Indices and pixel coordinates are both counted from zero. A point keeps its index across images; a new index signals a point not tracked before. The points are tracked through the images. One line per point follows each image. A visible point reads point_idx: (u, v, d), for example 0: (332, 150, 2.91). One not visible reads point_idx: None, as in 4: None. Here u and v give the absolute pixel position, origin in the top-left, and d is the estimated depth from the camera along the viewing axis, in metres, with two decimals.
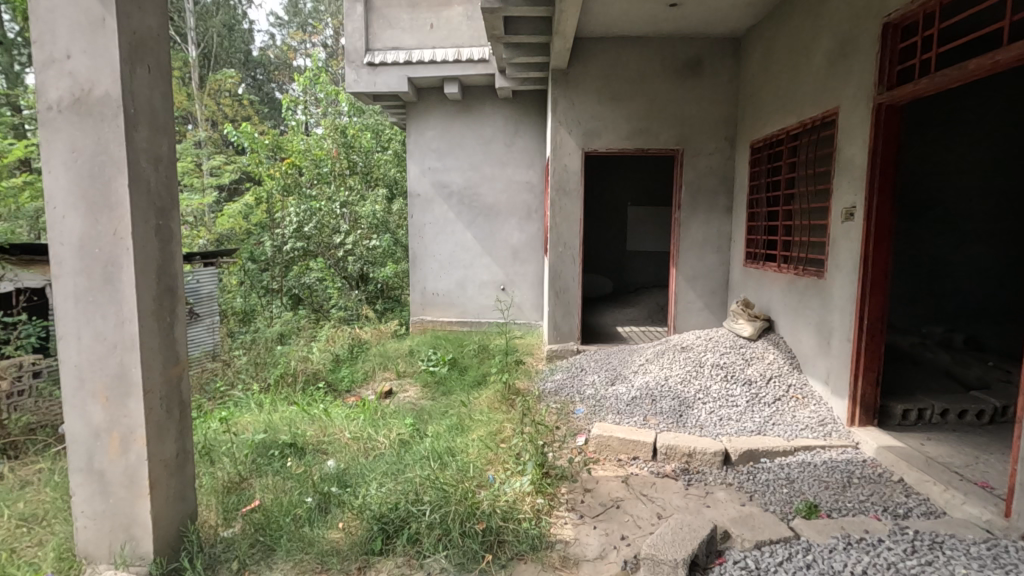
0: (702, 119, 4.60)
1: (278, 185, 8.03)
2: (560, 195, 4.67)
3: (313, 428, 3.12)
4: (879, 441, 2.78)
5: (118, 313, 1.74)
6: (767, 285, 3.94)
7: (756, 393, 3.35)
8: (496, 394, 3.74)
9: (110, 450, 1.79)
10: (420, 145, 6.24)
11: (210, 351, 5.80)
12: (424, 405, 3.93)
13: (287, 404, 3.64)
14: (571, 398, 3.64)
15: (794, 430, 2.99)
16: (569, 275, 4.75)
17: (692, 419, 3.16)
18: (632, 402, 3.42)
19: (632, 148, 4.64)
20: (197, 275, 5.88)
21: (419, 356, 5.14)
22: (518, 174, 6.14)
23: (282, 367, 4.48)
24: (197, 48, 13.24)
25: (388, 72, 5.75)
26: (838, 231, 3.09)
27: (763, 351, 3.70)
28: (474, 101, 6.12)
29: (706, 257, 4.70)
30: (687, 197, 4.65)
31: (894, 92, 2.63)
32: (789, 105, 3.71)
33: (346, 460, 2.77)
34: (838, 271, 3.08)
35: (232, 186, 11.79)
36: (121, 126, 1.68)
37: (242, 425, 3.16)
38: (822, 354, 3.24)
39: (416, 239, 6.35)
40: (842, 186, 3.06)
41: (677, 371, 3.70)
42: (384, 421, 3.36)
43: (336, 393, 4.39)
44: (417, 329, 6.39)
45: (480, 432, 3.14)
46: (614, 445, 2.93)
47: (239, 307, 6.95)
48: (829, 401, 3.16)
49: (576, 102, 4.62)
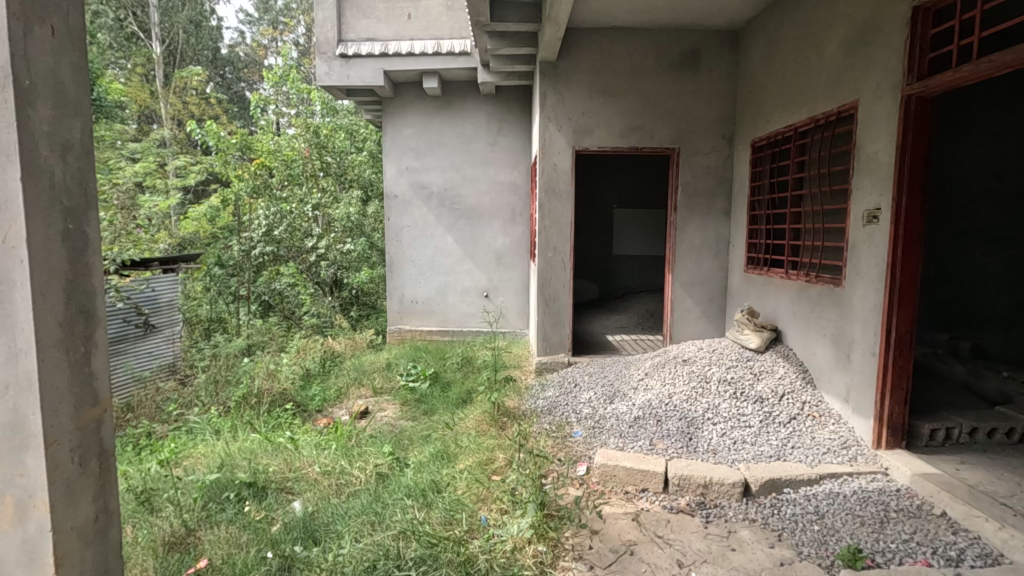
0: (700, 116, 4.33)
1: (246, 186, 7.27)
2: (549, 196, 4.35)
3: (279, 459, 2.71)
4: (912, 466, 2.52)
5: (10, 344, 1.35)
6: (773, 292, 3.68)
7: (769, 411, 3.07)
8: (485, 415, 3.39)
9: (3, 518, 1.39)
10: (397, 143, 5.86)
11: (168, 365, 5.33)
12: (403, 427, 3.58)
13: (249, 431, 3.23)
14: (567, 419, 3.31)
15: (816, 454, 2.71)
16: (559, 282, 4.42)
17: (703, 443, 2.86)
18: (635, 423, 3.11)
19: (626, 147, 4.35)
20: (159, 282, 5.41)
21: (397, 369, 4.75)
22: (502, 174, 5.81)
23: (245, 387, 4.04)
24: (161, 44, 12.66)
25: (362, 64, 5.36)
26: (859, 234, 2.84)
27: (773, 364, 3.43)
28: (455, 97, 5.77)
29: (704, 263, 4.43)
30: (684, 198, 4.38)
31: (928, 82, 2.37)
32: (796, 100, 3.46)
33: (315, 502, 2.40)
34: (859, 279, 2.82)
35: (198, 188, 11.22)
36: (11, 102, 1.29)
37: (193, 461, 2.73)
38: (841, 369, 2.98)
39: (392, 242, 5.96)
40: (862, 187, 2.81)
41: (681, 388, 3.39)
42: (360, 449, 2.99)
43: (306, 414, 3.96)
44: (394, 339, 5.99)
45: (469, 461, 2.80)
46: (620, 475, 2.61)
47: (204, 315, 6.47)
48: (851, 420, 2.90)
49: (566, 97, 4.30)
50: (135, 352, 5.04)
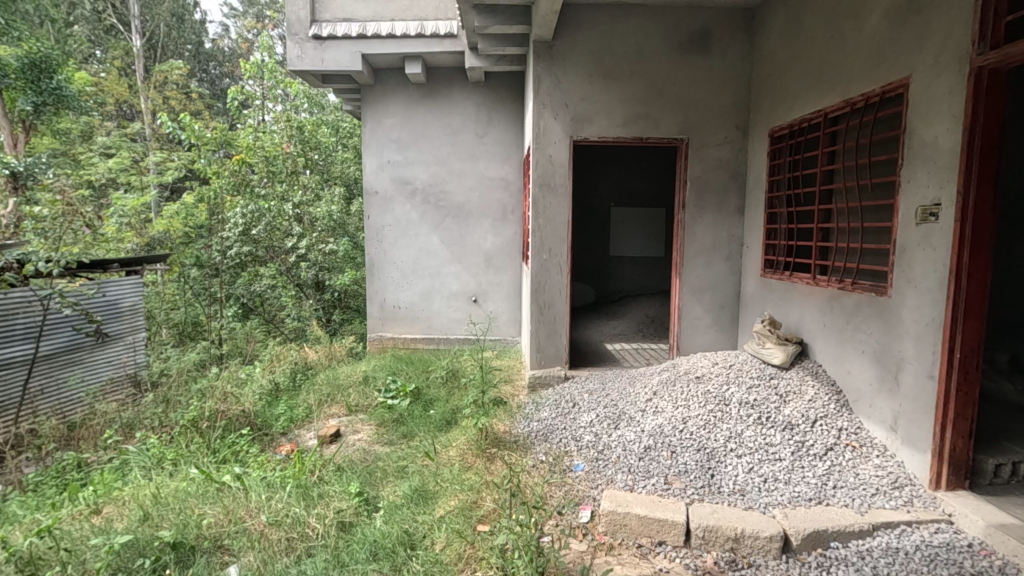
0: (710, 103, 3.90)
1: (226, 183, 6.87)
2: (544, 191, 3.89)
3: (217, 507, 2.22)
4: (984, 513, 2.09)
5: None
6: (798, 300, 3.25)
7: (801, 441, 2.64)
8: (470, 444, 2.94)
9: None
10: (377, 134, 5.38)
11: (128, 376, 4.79)
12: (379, 454, 3.14)
13: (192, 466, 2.77)
14: (566, 449, 2.86)
15: (863, 496, 2.28)
16: (554, 288, 3.97)
17: (728, 481, 2.43)
18: (645, 456, 2.66)
19: (629, 137, 3.91)
20: (118, 285, 4.85)
21: (375, 384, 4.27)
22: (492, 169, 5.36)
23: (196, 408, 3.46)
24: (139, 36, 12.11)
25: (338, 47, 4.88)
26: (910, 235, 2.40)
27: (801, 384, 2.99)
28: (441, 85, 5.31)
29: (715, 266, 4.00)
30: (692, 194, 3.94)
31: (1007, 50, 1.94)
32: (826, 80, 3.03)
33: (256, 569, 1.93)
34: (910, 288, 2.39)
35: (175, 185, 10.66)
36: None
37: (113, 513, 2.24)
38: (886, 393, 2.55)
39: (372, 243, 5.48)
40: (915, 179, 2.38)
41: (697, 411, 2.94)
42: (322, 488, 2.52)
43: (266, 438, 3.45)
44: (375, 348, 5.52)
45: (451, 505, 2.37)
46: (632, 525, 2.16)
47: (179, 319, 6.20)
48: (899, 453, 2.47)
49: (563, 81, 3.85)
50: (88, 363, 4.50)
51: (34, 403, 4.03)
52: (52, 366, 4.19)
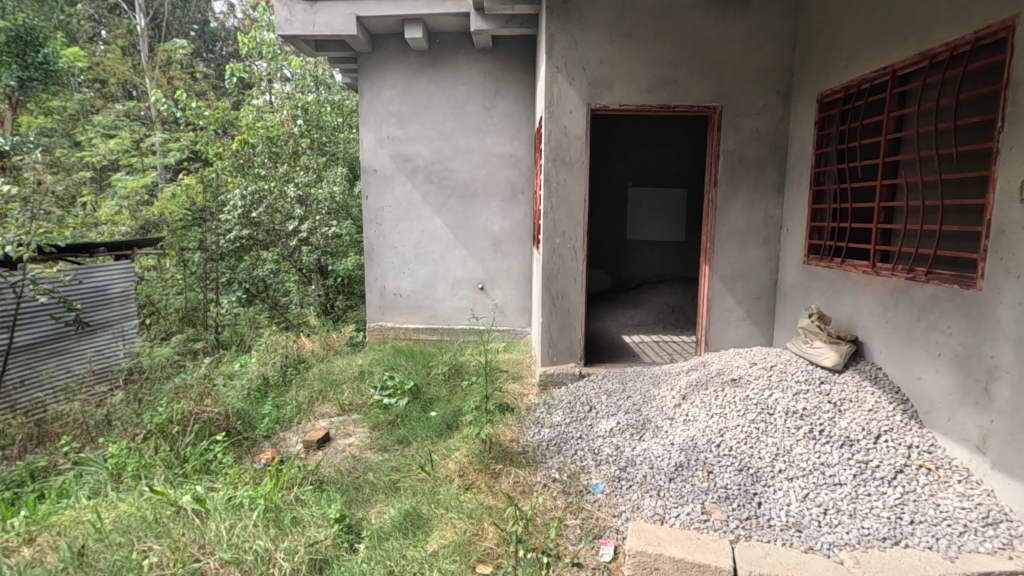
0: (747, 65, 3.41)
1: (228, 164, 6.50)
2: (557, 166, 3.45)
3: (165, 541, 1.87)
4: None
5: None
6: (852, 292, 2.80)
7: (864, 461, 2.22)
8: (472, 458, 2.55)
9: None
10: (375, 107, 4.95)
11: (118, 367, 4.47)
12: (371, 464, 2.76)
13: (149, 483, 2.40)
14: (582, 463, 2.47)
15: (949, 536, 1.86)
16: (568, 276, 3.55)
17: (778, 512, 2.01)
18: (676, 476, 2.25)
19: (654, 105, 3.44)
20: (105, 272, 4.49)
21: (371, 380, 3.90)
22: (500, 145, 4.91)
23: (166, 411, 3.08)
24: (141, 14, 11.64)
25: (329, 9, 4.43)
26: (1011, 214, 1.94)
27: (857, 391, 2.56)
28: (445, 51, 4.84)
29: (749, 251, 3.55)
30: (725, 170, 3.48)
31: None
32: (896, 31, 2.54)
33: None
34: (1010, 279, 1.92)
35: (177, 167, 10.28)
36: None
37: (43, 548, 1.90)
38: (972, 407, 2.11)
39: (370, 225, 5.08)
40: (1022, 145, 1.91)
41: (736, 422, 2.53)
42: (297, 512, 2.13)
43: (246, 444, 3.09)
44: (375, 339, 5.18)
45: (443, 539, 1.97)
46: (664, 570, 1.76)
47: (178, 305, 5.69)
48: (989, 479, 2.03)
49: (579, 41, 3.39)
50: (71, 355, 4.16)
51: (11, 397, 3.68)
52: (31, 358, 3.84)
